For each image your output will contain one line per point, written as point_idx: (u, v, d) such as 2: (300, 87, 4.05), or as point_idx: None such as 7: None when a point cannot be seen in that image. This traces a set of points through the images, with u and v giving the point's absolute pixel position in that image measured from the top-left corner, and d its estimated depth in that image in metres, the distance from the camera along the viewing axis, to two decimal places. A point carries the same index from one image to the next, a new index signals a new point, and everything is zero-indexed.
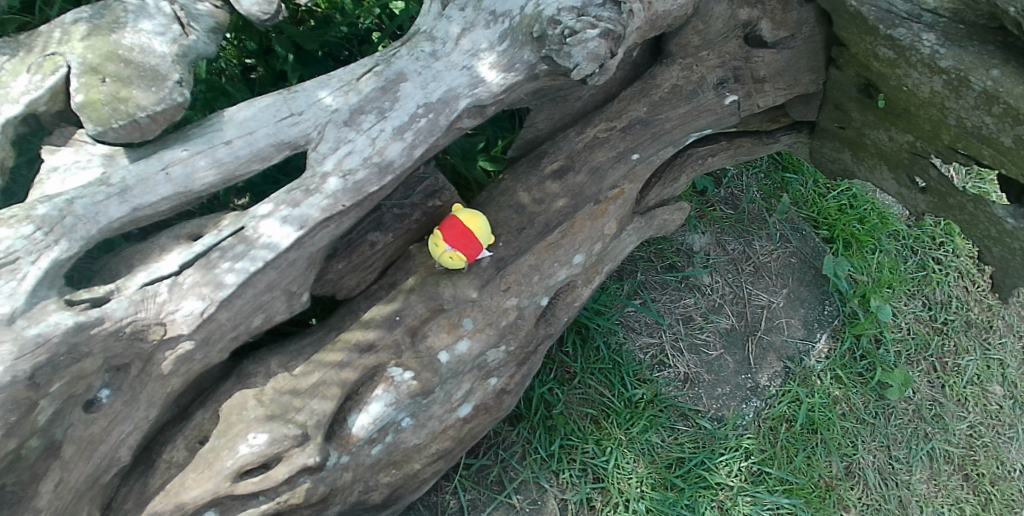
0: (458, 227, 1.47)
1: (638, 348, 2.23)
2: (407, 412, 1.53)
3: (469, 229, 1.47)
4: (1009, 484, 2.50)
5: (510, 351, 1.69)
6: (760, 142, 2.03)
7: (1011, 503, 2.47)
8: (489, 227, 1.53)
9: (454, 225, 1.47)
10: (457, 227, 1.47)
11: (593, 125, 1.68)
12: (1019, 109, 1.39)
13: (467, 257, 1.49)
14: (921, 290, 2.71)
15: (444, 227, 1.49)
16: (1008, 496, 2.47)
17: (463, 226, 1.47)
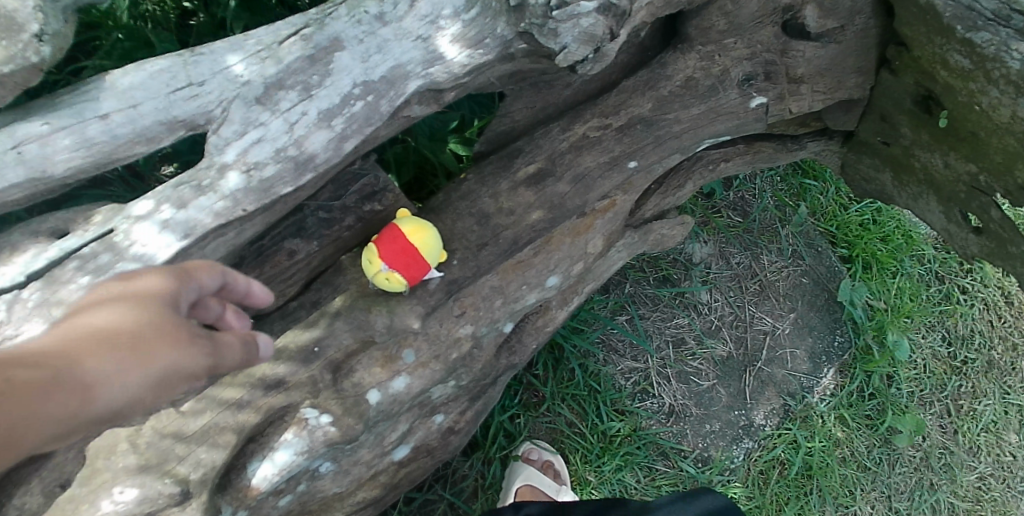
0: (398, 241, 1.17)
1: (619, 373, 1.94)
2: (325, 458, 1.25)
3: (412, 245, 1.17)
4: None
5: (461, 386, 1.41)
6: (784, 148, 1.71)
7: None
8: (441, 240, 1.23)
9: (394, 239, 1.17)
10: (398, 242, 1.17)
11: (583, 120, 1.35)
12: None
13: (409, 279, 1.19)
14: (941, 323, 2.41)
15: (383, 239, 1.18)
16: None
17: (405, 242, 1.17)
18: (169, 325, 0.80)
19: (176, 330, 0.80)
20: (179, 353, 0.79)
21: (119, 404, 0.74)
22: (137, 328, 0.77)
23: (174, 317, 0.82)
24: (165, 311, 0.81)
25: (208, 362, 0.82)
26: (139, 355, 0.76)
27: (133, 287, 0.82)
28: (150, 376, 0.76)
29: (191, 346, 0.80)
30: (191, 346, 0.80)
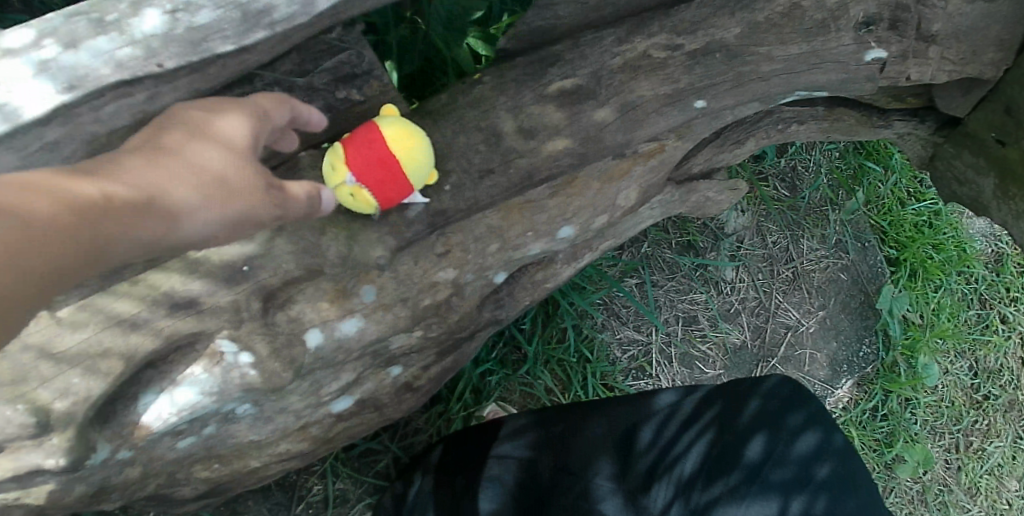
0: (374, 149, 0.87)
1: (617, 343, 1.68)
2: (244, 403, 0.99)
3: (392, 155, 0.88)
4: None
5: (428, 339, 1.14)
6: (869, 121, 1.44)
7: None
8: (432, 155, 0.93)
9: (370, 145, 0.87)
10: (373, 150, 0.87)
11: (648, 33, 1.02)
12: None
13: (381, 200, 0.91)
14: (972, 350, 2.16)
15: (354, 141, 0.88)
16: None
17: (383, 151, 0.87)
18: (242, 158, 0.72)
19: (256, 167, 0.73)
20: (251, 190, 0.71)
21: (195, 239, 0.68)
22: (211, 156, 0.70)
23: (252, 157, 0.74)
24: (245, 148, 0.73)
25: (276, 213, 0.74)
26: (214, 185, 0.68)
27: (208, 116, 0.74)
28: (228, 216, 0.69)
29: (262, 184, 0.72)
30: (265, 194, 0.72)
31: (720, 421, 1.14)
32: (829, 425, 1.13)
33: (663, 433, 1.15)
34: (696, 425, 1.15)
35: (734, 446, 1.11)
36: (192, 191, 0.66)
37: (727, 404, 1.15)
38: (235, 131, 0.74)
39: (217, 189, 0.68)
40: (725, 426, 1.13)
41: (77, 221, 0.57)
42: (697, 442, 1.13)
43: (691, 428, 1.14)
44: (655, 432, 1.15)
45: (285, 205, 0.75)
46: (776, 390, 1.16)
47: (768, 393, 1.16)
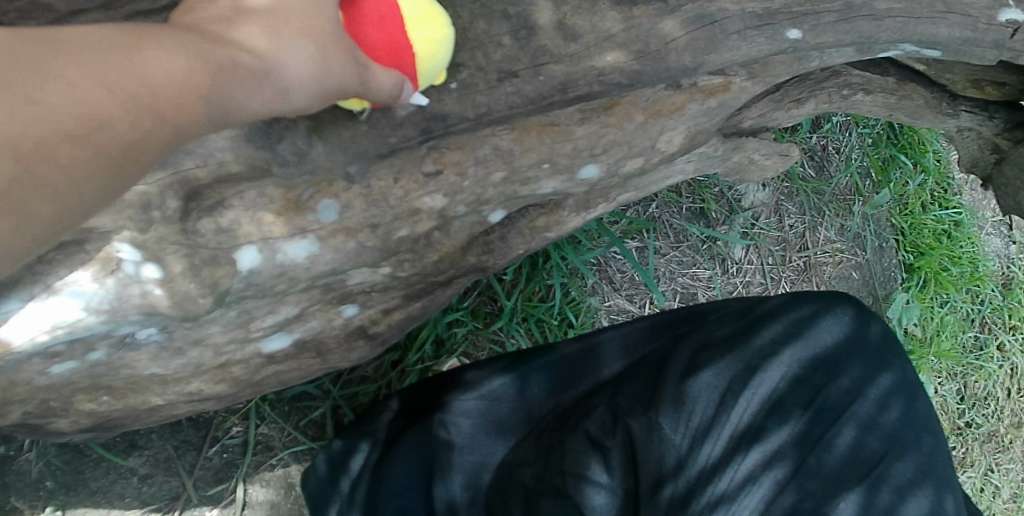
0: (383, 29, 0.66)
1: (606, 312, 1.48)
2: (146, 327, 0.75)
3: (405, 47, 0.67)
4: None
5: (397, 278, 0.92)
6: (937, 105, 1.25)
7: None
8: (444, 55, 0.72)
9: (380, 24, 0.66)
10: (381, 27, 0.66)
11: None
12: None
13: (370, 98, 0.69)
14: (964, 373, 2.05)
15: (355, 10, 0.66)
16: None
17: (397, 38, 0.66)
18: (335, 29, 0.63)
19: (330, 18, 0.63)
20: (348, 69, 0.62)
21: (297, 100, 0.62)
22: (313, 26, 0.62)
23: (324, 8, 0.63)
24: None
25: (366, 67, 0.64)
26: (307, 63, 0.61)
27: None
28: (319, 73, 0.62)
29: (361, 61, 0.63)
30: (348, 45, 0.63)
31: (799, 446, 0.86)
32: (942, 485, 0.87)
33: (708, 449, 0.86)
34: (762, 447, 0.86)
35: (821, 498, 0.83)
36: (289, 59, 0.60)
37: (811, 425, 0.88)
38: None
39: (316, 59, 0.61)
40: (805, 453, 0.86)
41: (170, 87, 0.51)
42: (765, 475, 0.84)
43: (755, 451, 0.86)
44: (700, 441, 0.86)
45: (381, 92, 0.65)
46: (878, 421, 0.89)
47: (867, 424, 0.89)
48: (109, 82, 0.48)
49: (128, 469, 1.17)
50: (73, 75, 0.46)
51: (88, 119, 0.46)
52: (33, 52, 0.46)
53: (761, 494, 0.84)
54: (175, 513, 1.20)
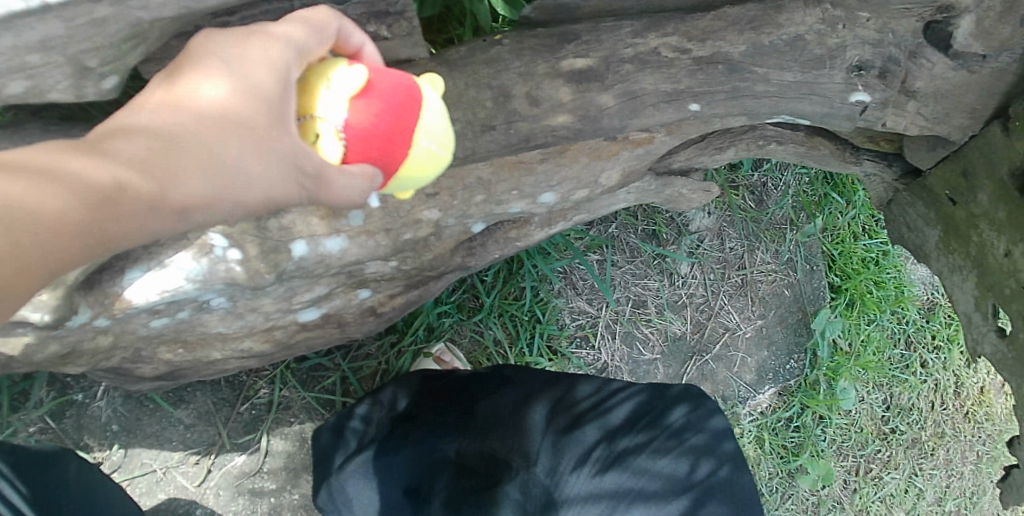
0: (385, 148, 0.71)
1: (568, 311, 1.79)
2: (220, 295, 1.05)
3: (403, 130, 0.70)
4: None
5: (401, 270, 1.22)
6: (842, 155, 1.49)
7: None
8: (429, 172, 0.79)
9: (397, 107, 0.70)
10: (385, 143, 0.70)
11: (663, 30, 1.07)
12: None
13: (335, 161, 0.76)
14: (889, 385, 2.31)
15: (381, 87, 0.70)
16: None
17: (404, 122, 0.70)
18: (283, 132, 0.66)
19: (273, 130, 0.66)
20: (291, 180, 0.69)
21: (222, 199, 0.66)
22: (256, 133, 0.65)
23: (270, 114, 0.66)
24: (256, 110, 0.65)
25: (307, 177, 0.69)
26: (244, 171, 0.66)
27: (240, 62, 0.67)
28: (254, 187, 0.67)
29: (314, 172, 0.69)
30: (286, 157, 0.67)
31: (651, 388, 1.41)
32: None
33: (597, 394, 1.41)
34: (629, 390, 1.41)
35: (660, 411, 1.37)
36: (226, 173, 0.64)
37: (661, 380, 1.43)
38: (272, 105, 0.66)
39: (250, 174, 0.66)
40: (655, 392, 1.41)
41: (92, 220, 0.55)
42: (628, 404, 1.39)
43: (624, 392, 1.41)
44: (592, 390, 1.42)
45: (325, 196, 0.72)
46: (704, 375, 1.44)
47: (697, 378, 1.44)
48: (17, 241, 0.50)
49: (176, 418, 1.46)
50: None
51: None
52: None
53: (625, 413, 1.37)
54: (212, 455, 1.49)
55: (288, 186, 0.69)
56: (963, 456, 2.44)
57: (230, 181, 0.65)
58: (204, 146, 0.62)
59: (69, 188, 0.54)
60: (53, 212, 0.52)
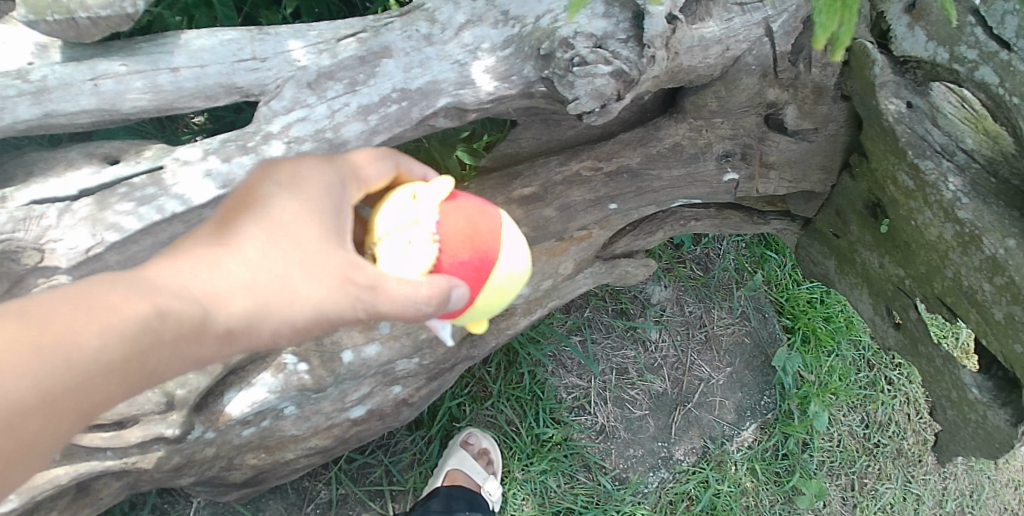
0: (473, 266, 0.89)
1: (562, 386, 2.12)
2: (291, 402, 1.41)
3: (483, 236, 0.90)
4: None
5: (422, 365, 1.59)
6: (749, 220, 1.86)
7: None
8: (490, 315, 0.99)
9: (473, 221, 0.90)
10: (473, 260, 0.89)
11: (578, 159, 1.51)
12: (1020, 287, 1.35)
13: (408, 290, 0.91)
14: (862, 405, 2.54)
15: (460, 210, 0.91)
16: None
17: (483, 231, 0.90)
18: (339, 252, 0.84)
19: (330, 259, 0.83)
20: (339, 294, 0.82)
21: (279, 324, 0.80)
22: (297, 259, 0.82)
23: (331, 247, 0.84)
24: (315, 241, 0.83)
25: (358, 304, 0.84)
26: (295, 296, 0.81)
27: (289, 199, 0.86)
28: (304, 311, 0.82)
29: (375, 291, 0.83)
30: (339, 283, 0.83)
31: None
32: None
33: None
34: None
35: None
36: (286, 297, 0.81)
37: None
38: (331, 236, 0.85)
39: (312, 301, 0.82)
40: None
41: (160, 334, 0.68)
42: None
43: None
44: None
45: (377, 310, 0.84)
46: None
47: None
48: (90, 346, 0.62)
49: None
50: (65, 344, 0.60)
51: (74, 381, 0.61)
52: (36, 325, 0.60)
53: None
54: None
55: (337, 301, 0.83)
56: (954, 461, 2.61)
57: (282, 304, 0.80)
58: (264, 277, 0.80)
59: (130, 311, 0.66)
60: (126, 329, 0.65)
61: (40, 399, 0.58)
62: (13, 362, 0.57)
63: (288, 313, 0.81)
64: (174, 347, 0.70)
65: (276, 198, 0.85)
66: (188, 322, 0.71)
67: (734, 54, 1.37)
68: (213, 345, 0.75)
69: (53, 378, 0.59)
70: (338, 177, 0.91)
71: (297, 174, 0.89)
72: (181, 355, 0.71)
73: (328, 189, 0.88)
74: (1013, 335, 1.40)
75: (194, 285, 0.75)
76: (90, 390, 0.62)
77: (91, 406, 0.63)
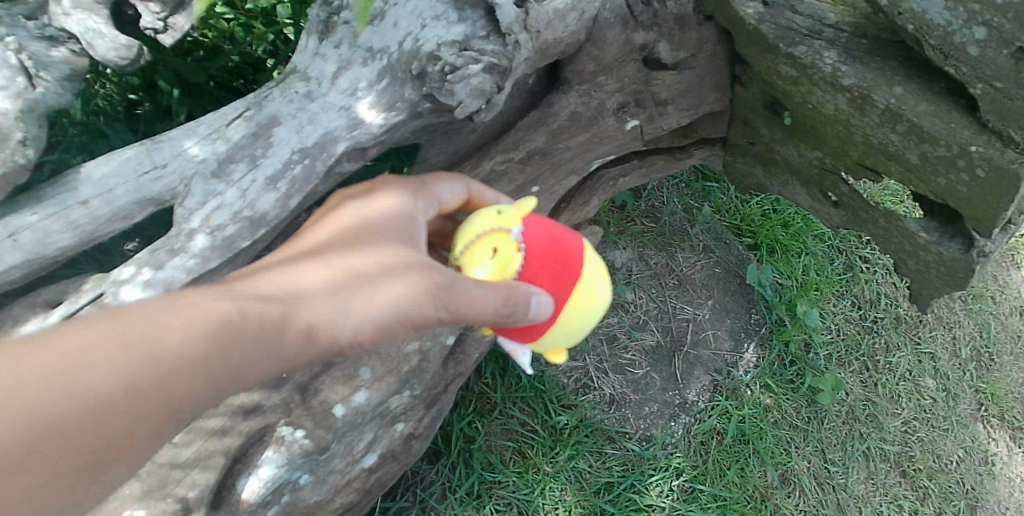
0: (554, 277, 1.18)
1: (561, 372, 2.15)
2: (304, 470, 1.47)
3: (556, 250, 1.20)
4: (946, 477, 2.55)
5: (416, 395, 1.65)
6: (674, 158, 1.94)
7: (949, 495, 2.53)
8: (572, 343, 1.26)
9: (549, 240, 1.20)
10: (553, 276, 1.18)
11: (489, 158, 1.56)
12: (922, 127, 1.47)
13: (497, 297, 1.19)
14: (848, 290, 2.63)
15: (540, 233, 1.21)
16: (945, 488, 2.53)
17: (557, 248, 1.20)
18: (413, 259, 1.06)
19: (402, 265, 1.04)
20: (412, 291, 1.02)
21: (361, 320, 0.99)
22: (372, 268, 1.03)
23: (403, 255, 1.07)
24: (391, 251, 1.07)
25: (426, 299, 1.02)
26: (375, 296, 1.00)
27: (369, 225, 1.12)
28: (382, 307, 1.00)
29: (446, 288, 1.03)
30: (412, 283, 1.02)
31: None
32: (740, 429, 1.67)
33: None
34: None
35: None
36: (365, 297, 1.00)
37: None
38: (406, 245, 1.10)
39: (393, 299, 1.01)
40: None
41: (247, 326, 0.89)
42: None
43: None
44: None
45: (447, 307, 1.04)
46: None
47: None
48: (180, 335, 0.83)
49: None
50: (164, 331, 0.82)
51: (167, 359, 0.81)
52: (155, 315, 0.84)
53: None
54: None
55: (411, 298, 1.01)
56: (949, 307, 2.86)
57: (364, 303, 0.99)
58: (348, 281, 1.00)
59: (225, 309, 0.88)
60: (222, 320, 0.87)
61: (146, 370, 0.79)
62: (106, 347, 0.77)
63: (365, 315, 0.99)
64: (261, 343, 0.90)
65: (361, 223, 1.12)
66: (279, 319, 0.92)
67: (590, 14, 1.46)
68: (300, 341, 0.94)
69: (162, 368, 0.81)
70: (413, 203, 1.19)
71: (376, 208, 1.15)
72: (268, 350, 0.90)
73: (401, 212, 1.15)
74: (933, 173, 1.53)
75: (292, 287, 0.98)
76: (186, 373, 0.82)
77: (192, 391, 0.84)
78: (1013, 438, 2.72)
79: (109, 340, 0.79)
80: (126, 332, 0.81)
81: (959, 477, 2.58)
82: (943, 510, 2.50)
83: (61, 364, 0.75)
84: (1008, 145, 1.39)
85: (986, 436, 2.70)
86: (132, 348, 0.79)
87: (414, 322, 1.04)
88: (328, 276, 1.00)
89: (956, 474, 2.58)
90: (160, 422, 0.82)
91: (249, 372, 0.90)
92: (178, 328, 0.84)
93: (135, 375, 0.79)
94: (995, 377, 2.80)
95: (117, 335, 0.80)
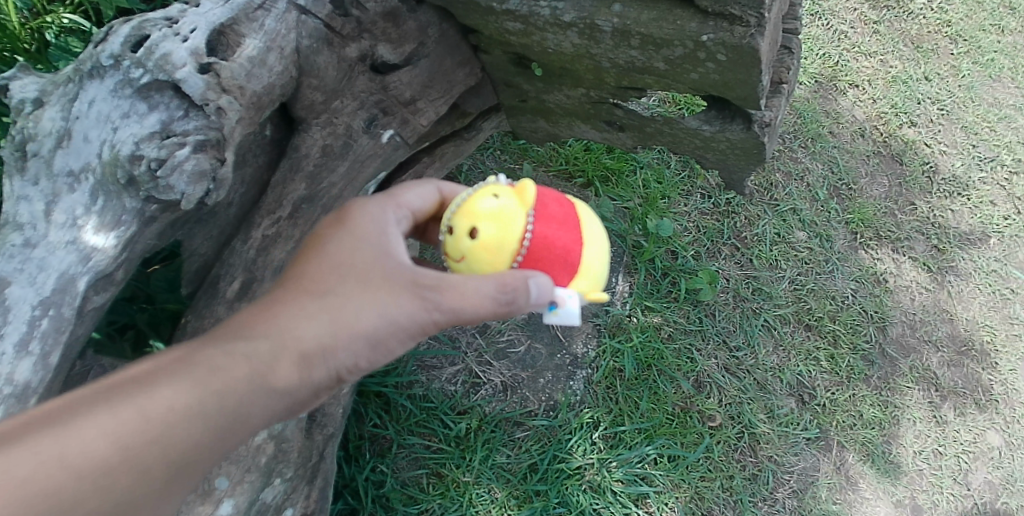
0: (558, 205, 1.19)
1: (447, 382, 2.17)
2: None
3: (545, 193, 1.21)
4: (848, 313, 2.59)
5: (291, 478, 1.60)
6: (462, 140, 1.90)
7: (856, 328, 2.58)
8: (600, 274, 1.22)
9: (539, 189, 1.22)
10: (557, 205, 1.19)
11: (256, 225, 1.48)
12: (653, 34, 1.41)
13: (527, 233, 1.13)
14: (693, 185, 2.69)
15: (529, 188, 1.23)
16: (851, 326, 2.57)
17: (548, 193, 1.21)
18: (394, 268, 1.16)
19: (383, 277, 1.14)
20: (399, 300, 1.13)
21: (354, 336, 1.11)
22: (357, 291, 1.12)
23: (384, 262, 1.16)
24: (370, 260, 1.15)
25: (412, 302, 1.13)
26: (364, 312, 1.12)
27: (347, 242, 1.16)
28: (371, 321, 1.12)
29: (435, 285, 1.13)
30: (395, 293, 1.13)
31: None
32: None
33: None
34: None
35: None
36: (359, 312, 1.11)
37: None
38: (389, 251, 1.18)
39: (383, 311, 1.12)
40: None
41: (235, 372, 1.02)
42: None
43: None
44: None
45: (440, 305, 1.13)
46: None
47: None
48: (174, 392, 0.96)
49: None
50: (162, 391, 0.96)
51: (168, 413, 0.94)
52: (152, 378, 0.97)
53: None
54: None
55: (399, 307, 1.13)
56: (793, 158, 2.92)
57: (354, 322, 1.11)
58: (334, 304, 1.11)
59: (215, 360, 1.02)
60: (210, 374, 1.00)
61: (160, 423, 0.93)
62: (110, 412, 0.91)
63: (356, 337, 1.11)
64: (259, 388, 1.03)
65: (332, 235, 1.17)
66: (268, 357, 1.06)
67: (291, 47, 1.38)
68: (293, 376, 1.07)
69: (170, 426, 0.94)
70: (385, 215, 1.22)
71: (351, 226, 1.18)
72: (267, 391, 1.04)
73: (374, 218, 1.20)
74: (684, 70, 1.48)
75: (281, 320, 1.09)
76: (195, 423, 0.96)
77: (208, 440, 0.98)
78: (896, 251, 2.80)
79: (118, 410, 0.92)
80: (133, 399, 0.93)
81: (860, 307, 2.62)
82: (855, 344, 2.54)
83: (65, 445, 0.86)
84: (733, 22, 1.33)
85: (871, 259, 2.75)
86: (136, 411, 0.93)
87: (407, 329, 1.14)
88: (312, 308, 1.10)
89: (855, 306, 2.62)
90: (183, 471, 0.96)
91: (257, 415, 1.04)
92: (176, 390, 0.97)
93: (145, 434, 0.92)
94: (859, 204, 2.87)
95: (122, 406, 0.92)
